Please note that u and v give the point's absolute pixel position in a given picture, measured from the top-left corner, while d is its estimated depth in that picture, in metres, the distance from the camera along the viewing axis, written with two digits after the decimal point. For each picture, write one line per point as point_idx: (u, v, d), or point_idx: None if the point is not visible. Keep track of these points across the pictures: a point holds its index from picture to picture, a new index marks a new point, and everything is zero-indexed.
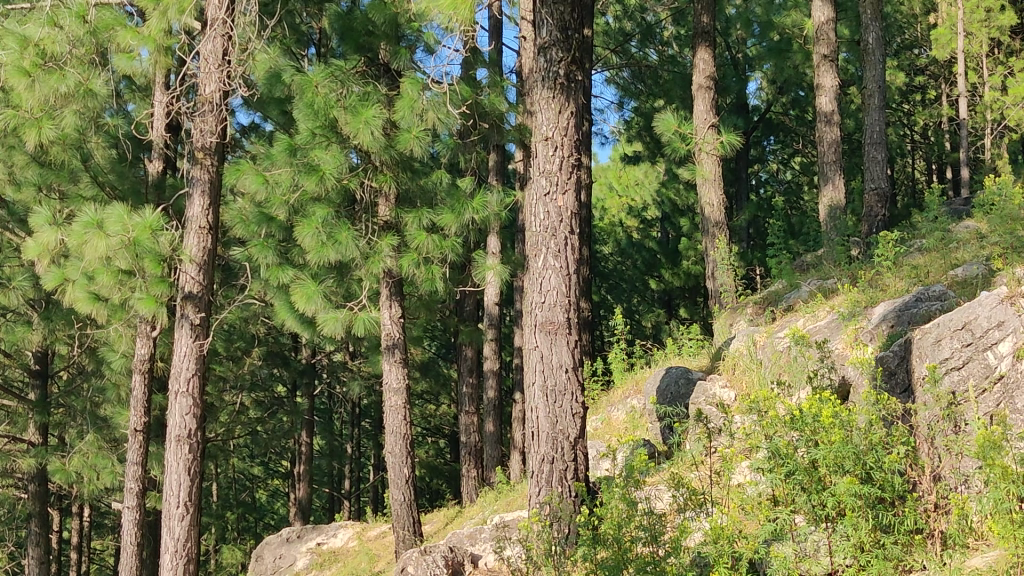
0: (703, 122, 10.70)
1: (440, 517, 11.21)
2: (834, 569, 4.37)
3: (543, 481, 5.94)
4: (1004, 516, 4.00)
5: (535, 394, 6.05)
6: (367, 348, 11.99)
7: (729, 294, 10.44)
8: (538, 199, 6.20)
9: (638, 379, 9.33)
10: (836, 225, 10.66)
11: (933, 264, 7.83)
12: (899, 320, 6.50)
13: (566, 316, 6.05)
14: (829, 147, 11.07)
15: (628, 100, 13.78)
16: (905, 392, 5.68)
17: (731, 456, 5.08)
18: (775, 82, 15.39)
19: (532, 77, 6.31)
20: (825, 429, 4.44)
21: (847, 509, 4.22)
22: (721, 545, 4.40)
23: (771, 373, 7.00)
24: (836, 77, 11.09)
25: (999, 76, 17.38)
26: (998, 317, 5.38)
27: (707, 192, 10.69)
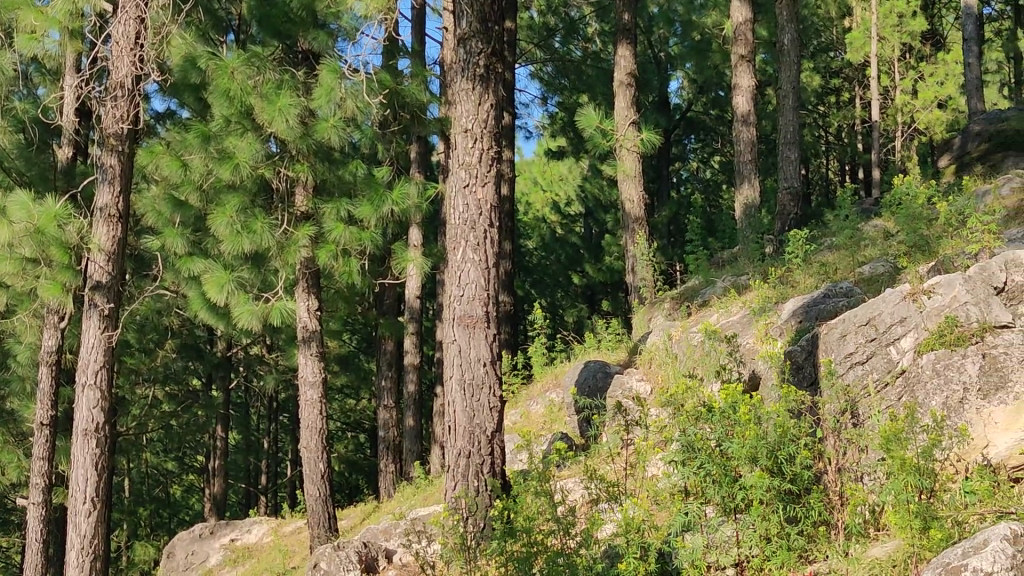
0: (624, 119, 10.68)
1: (357, 511, 11.12)
2: (740, 561, 4.45)
3: (459, 475, 5.91)
4: (902, 507, 4.08)
5: (453, 387, 6.01)
6: (283, 341, 11.82)
7: (648, 289, 10.53)
8: (457, 191, 6.15)
9: (557, 372, 9.35)
10: (750, 222, 10.87)
11: (841, 262, 8.03)
12: (807, 315, 6.65)
13: (485, 310, 6.03)
14: (745, 146, 11.26)
15: (553, 95, 13.60)
16: (811, 386, 5.83)
17: (645, 448, 5.13)
18: (695, 81, 15.68)
19: (451, 67, 6.26)
20: (739, 423, 4.51)
21: (755, 501, 4.30)
22: (631, 537, 4.45)
23: (686, 367, 7.08)
24: (753, 78, 11.25)
25: (909, 80, 17.91)
26: (901, 313, 5.53)
27: (627, 189, 10.75)
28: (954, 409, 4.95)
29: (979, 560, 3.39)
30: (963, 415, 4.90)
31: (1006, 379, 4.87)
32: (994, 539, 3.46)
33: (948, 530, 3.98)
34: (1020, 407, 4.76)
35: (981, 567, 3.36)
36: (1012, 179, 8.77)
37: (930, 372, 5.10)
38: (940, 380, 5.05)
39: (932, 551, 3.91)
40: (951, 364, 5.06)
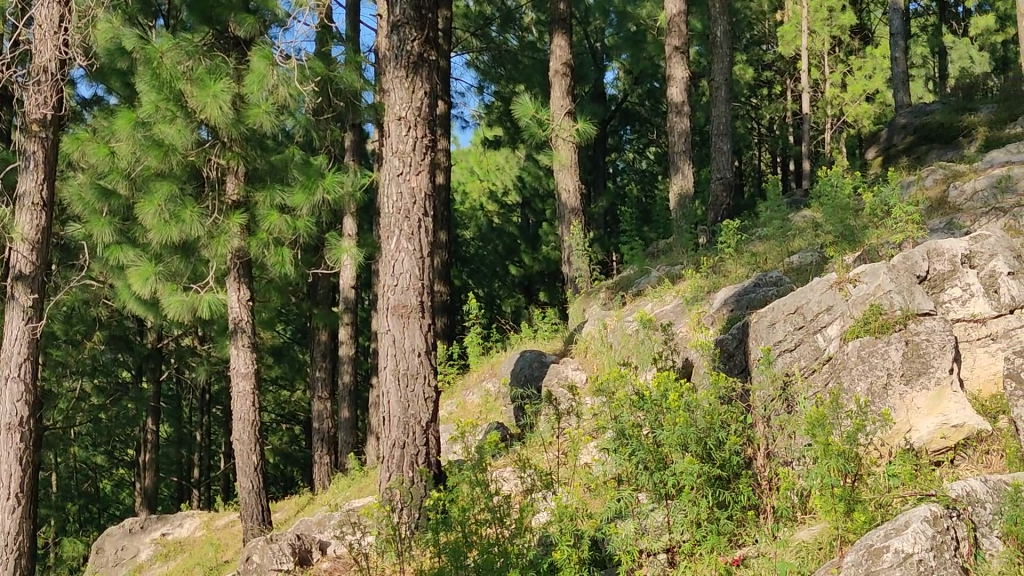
0: (559, 109, 10.67)
1: (292, 503, 11.00)
2: (671, 546, 4.51)
3: (394, 466, 5.87)
4: (828, 491, 4.16)
5: (387, 378, 5.97)
6: (215, 332, 11.63)
7: (583, 278, 10.58)
8: (391, 179, 6.10)
9: (493, 362, 9.33)
10: (684, 213, 11.00)
11: (770, 252, 8.18)
12: (738, 304, 6.76)
13: (419, 300, 6.00)
14: (679, 136, 11.37)
15: (489, 84, 13.56)
16: (742, 372, 5.94)
17: (579, 436, 5.17)
18: (630, 73, 15.80)
19: (385, 54, 6.20)
20: (669, 410, 4.55)
21: (686, 487, 4.34)
22: (564, 524, 4.47)
23: (621, 355, 7.14)
24: (687, 69, 11.36)
25: (838, 74, 18.27)
26: (827, 302, 5.66)
27: (563, 178, 10.76)
28: (878, 395, 5.04)
29: (901, 541, 3.47)
30: (888, 400, 4.99)
31: (928, 365, 4.98)
32: (915, 521, 3.54)
33: (871, 512, 4.07)
34: (942, 393, 4.87)
35: (903, 549, 3.45)
36: (935, 171, 9.01)
37: (855, 358, 5.20)
38: (865, 365, 5.14)
39: (855, 532, 3.99)
40: (876, 351, 5.15)
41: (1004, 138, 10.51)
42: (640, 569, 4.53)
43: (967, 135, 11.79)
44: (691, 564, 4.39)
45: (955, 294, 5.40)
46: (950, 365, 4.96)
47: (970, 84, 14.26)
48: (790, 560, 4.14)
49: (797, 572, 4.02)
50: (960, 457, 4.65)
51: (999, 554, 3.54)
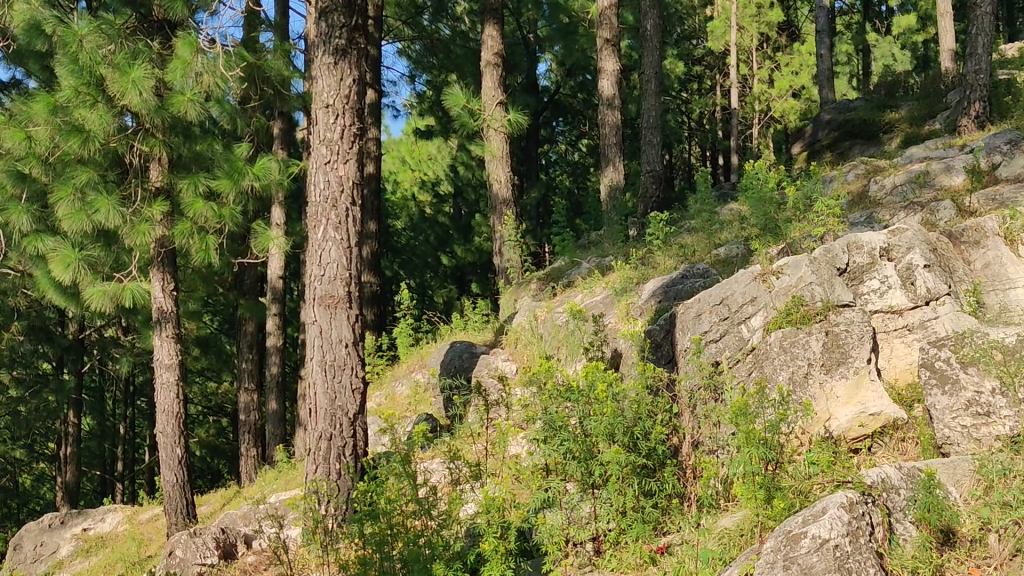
0: (490, 99, 10.62)
1: (218, 497, 10.82)
2: (596, 535, 4.53)
3: (321, 459, 5.80)
4: (749, 479, 4.19)
5: (313, 369, 5.89)
6: (138, 323, 11.36)
7: (515, 270, 10.56)
8: (317, 168, 6.00)
9: (423, 353, 9.26)
10: (615, 205, 11.08)
11: (699, 245, 8.29)
12: (666, 295, 6.83)
13: (346, 290, 5.94)
14: (609, 129, 11.44)
15: (420, 73, 13.43)
16: (669, 363, 6.01)
17: (506, 427, 5.14)
18: (562, 65, 15.82)
19: (313, 40, 6.09)
20: (597, 401, 4.55)
21: (612, 477, 4.35)
22: (491, 516, 4.44)
23: (551, 346, 7.17)
24: (618, 62, 11.40)
25: (766, 70, 18.59)
26: (751, 294, 5.76)
27: (494, 169, 10.70)
28: (799, 384, 5.13)
29: (818, 527, 3.49)
30: (808, 390, 5.08)
31: (847, 355, 5.07)
32: (832, 506, 3.57)
33: (790, 498, 4.13)
34: (860, 381, 4.96)
35: (820, 534, 3.47)
36: (857, 166, 9.22)
37: (778, 348, 5.30)
38: (787, 356, 5.23)
39: (775, 519, 4.04)
40: (797, 342, 5.25)
41: (923, 135, 10.80)
42: (566, 558, 4.56)
43: (888, 132, 12.09)
44: (617, 552, 4.44)
45: (873, 286, 5.54)
46: (868, 354, 5.04)
47: (892, 82, 14.62)
48: (713, 547, 4.18)
49: (719, 559, 4.06)
50: (877, 444, 4.76)
51: (911, 539, 3.64)
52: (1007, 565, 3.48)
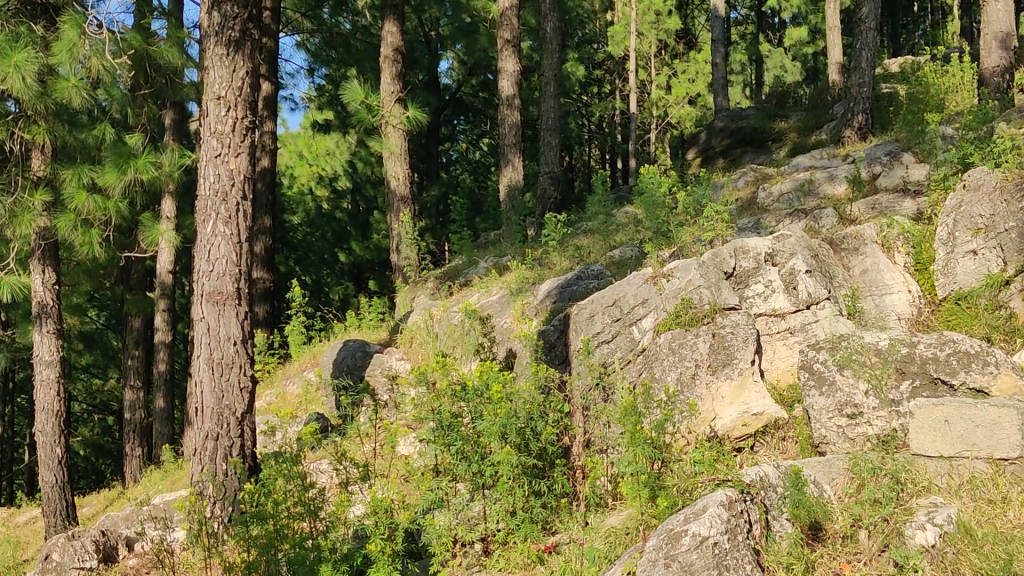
0: (389, 94, 10.51)
1: (100, 498, 10.44)
2: (486, 536, 4.53)
3: (206, 458, 5.65)
4: (633, 479, 4.24)
5: (200, 367, 5.74)
6: (16, 316, 10.88)
7: (412, 268, 10.47)
8: (207, 160, 5.86)
9: (316, 352, 9.12)
10: (513, 205, 11.14)
11: (594, 246, 8.42)
12: (560, 295, 6.90)
13: (236, 287, 5.81)
14: (508, 129, 11.50)
15: (319, 67, 13.23)
16: (562, 364, 6.06)
17: (396, 428, 5.09)
18: (464, 63, 15.80)
19: (205, 30, 5.94)
20: (490, 401, 4.54)
21: (502, 477, 4.35)
22: (379, 517, 4.39)
23: (446, 345, 7.15)
24: (518, 63, 11.45)
25: (664, 76, 18.99)
26: (643, 295, 5.84)
27: (392, 166, 10.61)
28: (687, 384, 5.22)
29: (698, 525, 3.56)
30: (695, 390, 5.18)
31: (732, 356, 5.20)
32: (712, 505, 3.64)
33: (673, 497, 4.19)
34: (744, 382, 5.10)
35: (700, 532, 3.54)
36: (746, 173, 9.50)
37: (667, 350, 5.38)
38: (675, 357, 5.32)
39: (660, 518, 4.10)
40: (685, 343, 5.35)
41: (810, 144, 11.17)
42: (454, 559, 4.54)
43: (778, 140, 12.50)
44: (505, 552, 4.43)
45: (758, 290, 5.71)
46: (752, 356, 5.19)
47: (782, 93, 15.10)
48: (599, 545, 4.23)
49: (605, 557, 4.11)
50: (759, 443, 4.89)
51: (787, 536, 3.75)
52: (876, 560, 3.62)
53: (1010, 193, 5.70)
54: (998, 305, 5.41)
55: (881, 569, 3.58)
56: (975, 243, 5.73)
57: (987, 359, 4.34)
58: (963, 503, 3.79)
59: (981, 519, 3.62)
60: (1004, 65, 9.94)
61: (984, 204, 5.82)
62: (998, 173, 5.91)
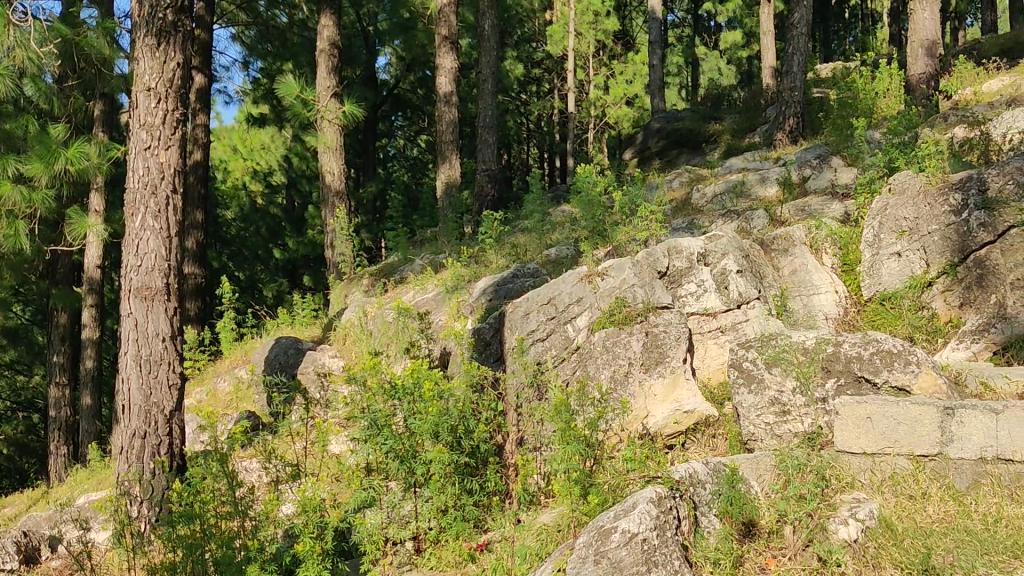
0: (324, 89, 10.38)
1: (22, 499, 10.14)
2: (417, 534, 4.52)
3: (133, 457, 5.53)
4: (565, 476, 4.25)
5: (127, 363, 5.61)
6: None
7: (346, 264, 10.39)
8: (136, 153, 5.73)
9: (248, 349, 8.98)
10: (450, 202, 11.13)
11: (530, 245, 8.45)
12: (496, 293, 6.90)
13: (165, 282, 5.70)
14: (446, 126, 11.46)
15: (254, 60, 13.00)
16: (497, 361, 6.06)
17: (328, 427, 5.03)
18: (402, 59, 15.69)
19: (135, 19, 5.80)
20: (422, 399, 4.51)
21: (434, 475, 4.33)
22: (308, 516, 4.34)
23: (379, 343, 7.08)
24: (456, 60, 11.41)
25: (602, 77, 19.12)
26: (577, 294, 5.85)
27: (327, 161, 10.49)
28: (620, 382, 5.27)
29: (628, 522, 3.59)
30: (628, 388, 5.23)
31: (664, 355, 5.27)
32: (641, 502, 3.67)
33: (604, 494, 4.20)
34: (676, 380, 5.16)
35: (629, 528, 3.56)
36: (680, 174, 9.62)
37: (601, 348, 5.40)
38: (609, 355, 5.36)
39: (590, 515, 4.13)
40: (619, 341, 5.38)
41: (743, 146, 11.36)
42: (384, 558, 4.51)
43: (712, 142, 12.70)
44: (436, 550, 4.41)
45: (690, 289, 5.78)
46: (684, 354, 5.27)
47: (717, 95, 15.31)
48: (531, 543, 4.24)
49: (536, 555, 4.12)
50: (690, 440, 4.95)
51: (715, 532, 3.80)
52: (800, 555, 3.69)
53: (933, 196, 5.88)
54: (921, 306, 5.67)
55: (805, 563, 3.65)
56: (899, 245, 5.93)
57: (909, 358, 4.45)
58: (884, 498, 3.91)
59: (902, 514, 3.74)
60: (930, 72, 10.21)
61: (908, 207, 6.01)
62: (922, 176, 6.08)
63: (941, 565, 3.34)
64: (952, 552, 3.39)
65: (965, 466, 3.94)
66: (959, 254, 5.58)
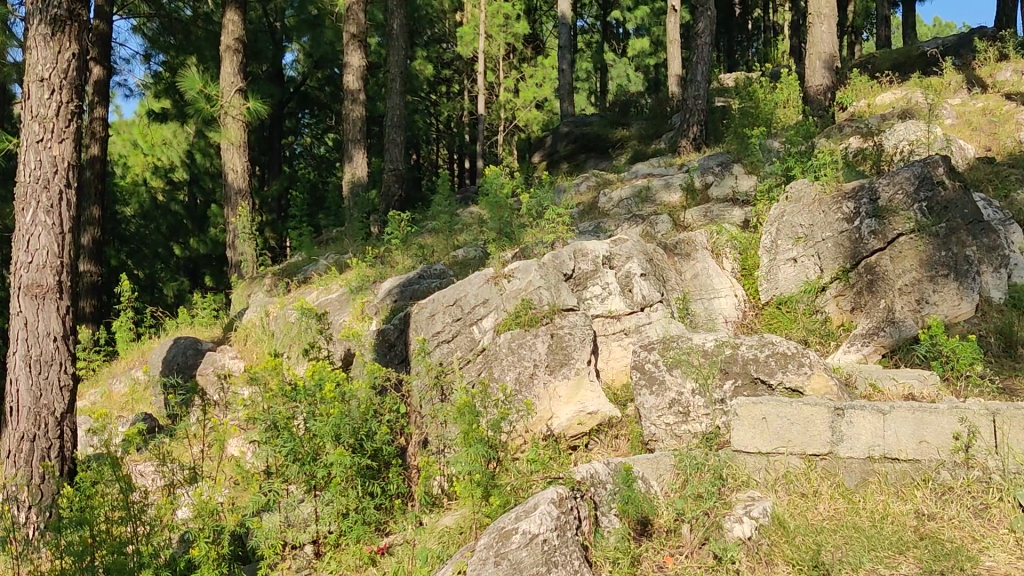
0: (228, 85, 10.14)
1: None
2: (317, 538, 4.46)
3: (20, 462, 5.31)
4: (466, 479, 4.23)
5: (15, 364, 5.39)
6: None
7: (248, 263, 10.21)
8: (27, 146, 5.51)
9: (145, 350, 8.72)
10: (357, 201, 11.03)
11: (436, 246, 8.45)
12: (401, 294, 6.87)
13: (57, 280, 5.50)
14: (353, 124, 11.36)
15: (156, 53, 12.64)
16: (401, 363, 6.04)
17: (227, 429, 4.92)
18: (309, 56, 15.43)
19: (28, 6, 5.57)
20: (324, 401, 4.45)
21: (335, 478, 4.28)
22: (204, 520, 4.24)
23: (281, 345, 6.97)
24: (364, 58, 11.29)
25: (512, 79, 19.21)
26: (484, 295, 5.85)
27: (231, 158, 10.24)
28: (525, 384, 5.26)
29: (528, 523, 3.61)
30: (533, 390, 5.23)
31: (569, 357, 5.29)
32: (542, 503, 3.70)
33: (506, 495, 4.21)
34: (580, 381, 5.21)
35: (530, 530, 3.59)
36: (587, 178, 9.72)
37: (506, 350, 5.41)
38: (514, 356, 5.35)
39: (492, 517, 4.14)
40: (524, 343, 5.39)
41: (649, 152, 11.54)
42: (282, 563, 4.45)
43: (618, 147, 12.90)
44: (336, 554, 4.37)
45: (595, 292, 5.85)
46: (588, 356, 5.32)
47: (625, 101, 15.52)
48: (432, 546, 4.23)
49: (437, 557, 4.11)
50: (593, 441, 5.05)
51: (614, 531, 3.84)
52: (696, 553, 3.77)
53: (828, 204, 6.09)
54: (815, 310, 5.86)
55: (701, 561, 3.72)
56: (795, 251, 6.11)
57: (802, 360, 4.61)
58: (777, 497, 4.03)
59: (794, 512, 3.85)
60: (827, 85, 10.54)
61: (804, 214, 6.21)
62: (817, 185, 6.31)
63: (830, 561, 3.44)
64: (840, 549, 3.51)
65: (853, 464, 4.09)
66: (851, 260, 5.80)
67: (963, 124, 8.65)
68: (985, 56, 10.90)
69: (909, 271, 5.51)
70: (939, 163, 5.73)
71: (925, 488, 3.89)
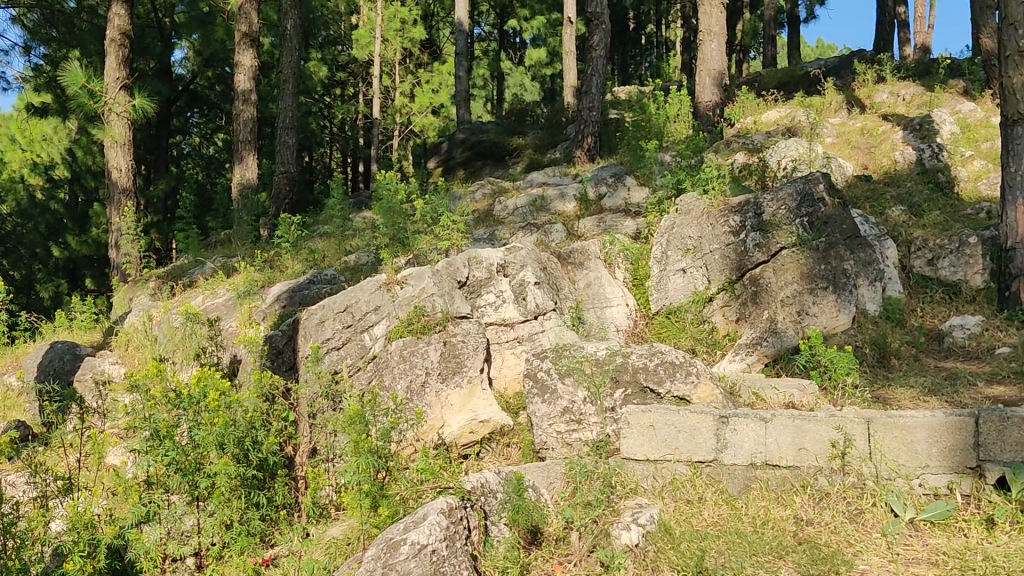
0: (112, 80, 9.69)
1: None
2: (198, 550, 4.31)
3: None
4: (354, 490, 4.16)
5: None
6: None
7: (132, 265, 9.85)
8: None
9: (18, 355, 8.32)
10: (246, 204, 10.78)
11: (328, 250, 8.34)
12: (291, 300, 6.76)
13: None
14: (243, 125, 11.12)
15: (36, 44, 12.06)
16: (290, 370, 5.93)
17: (105, 438, 4.73)
18: (199, 54, 14.98)
19: None
20: (208, 410, 4.31)
21: (218, 489, 4.17)
22: (79, 533, 4.06)
23: (164, 350, 6.76)
24: (255, 57, 11.04)
25: (409, 84, 19.10)
26: (375, 301, 5.79)
27: (114, 156, 9.82)
28: (415, 393, 5.20)
29: (418, 533, 3.57)
30: (423, 398, 5.17)
31: (462, 364, 5.29)
32: (431, 513, 3.66)
33: (395, 505, 4.17)
34: (472, 390, 5.20)
35: (418, 540, 3.54)
36: (483, 185, 9.74)
37: (398, 357, 5.36)
38: (406, 364, 5.30)
39: (380, 527, 4.09)
40: (416, 350, 5.34)
41: (544, 161, 11.62)
42: None
43: (513, 155, 12.98)
44: (218, 567, 4.24)
45: (489, 299, 5.85)
46: (480, 364, 5.32)
47: (521, 110, 15.63)
48: (319, 557, 4.16)
49: (324, 568, 4.05)
50: (484, 450, 5.05)
51: (503, 540, 3.87)
52: (585, 561, 3.80)
53: (715, 217, 6.25)
54: (703, 320, 5.97)
55: (589, 569, 3.75)
56: (684, 262, 6.24)
57: (689, 368, 4.72)
58: (664, 503, 4.12)
59: (679, 519, 3.92)
60: (716, 100, 10.81)
61: (692, 226, 6.35)
62: (705, 199, 6.48)
63: (713, 567, 3.51)
64: (723, 554, 3.58)
65: (737, 471, 4.19)
66: (736, 272, 5.97)
67: (843, 142, 9.01)
68: (864, 78, 11.35)
69: (791, 283, 5.72)
70: (820, 179, 6.02)
71: (804, 494, 4.01)
